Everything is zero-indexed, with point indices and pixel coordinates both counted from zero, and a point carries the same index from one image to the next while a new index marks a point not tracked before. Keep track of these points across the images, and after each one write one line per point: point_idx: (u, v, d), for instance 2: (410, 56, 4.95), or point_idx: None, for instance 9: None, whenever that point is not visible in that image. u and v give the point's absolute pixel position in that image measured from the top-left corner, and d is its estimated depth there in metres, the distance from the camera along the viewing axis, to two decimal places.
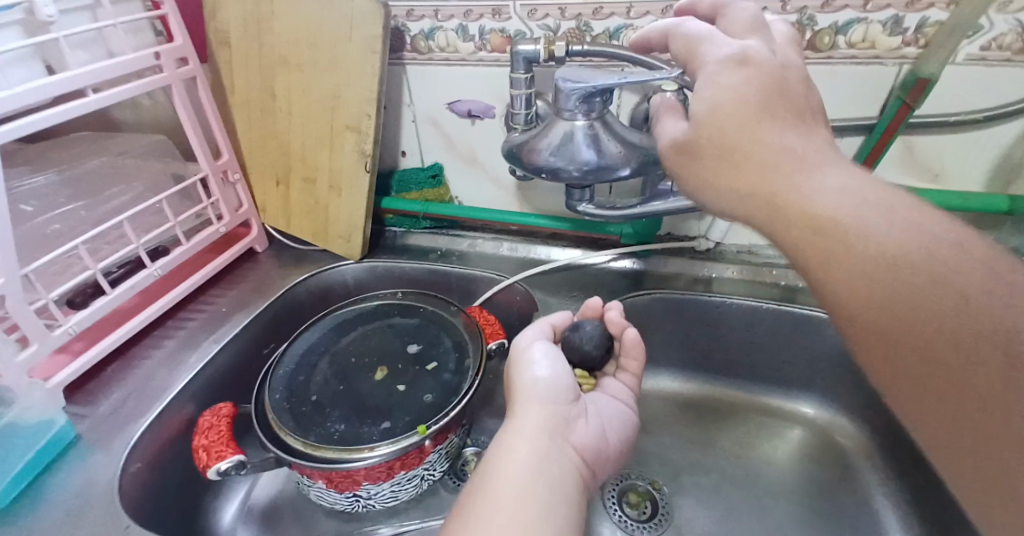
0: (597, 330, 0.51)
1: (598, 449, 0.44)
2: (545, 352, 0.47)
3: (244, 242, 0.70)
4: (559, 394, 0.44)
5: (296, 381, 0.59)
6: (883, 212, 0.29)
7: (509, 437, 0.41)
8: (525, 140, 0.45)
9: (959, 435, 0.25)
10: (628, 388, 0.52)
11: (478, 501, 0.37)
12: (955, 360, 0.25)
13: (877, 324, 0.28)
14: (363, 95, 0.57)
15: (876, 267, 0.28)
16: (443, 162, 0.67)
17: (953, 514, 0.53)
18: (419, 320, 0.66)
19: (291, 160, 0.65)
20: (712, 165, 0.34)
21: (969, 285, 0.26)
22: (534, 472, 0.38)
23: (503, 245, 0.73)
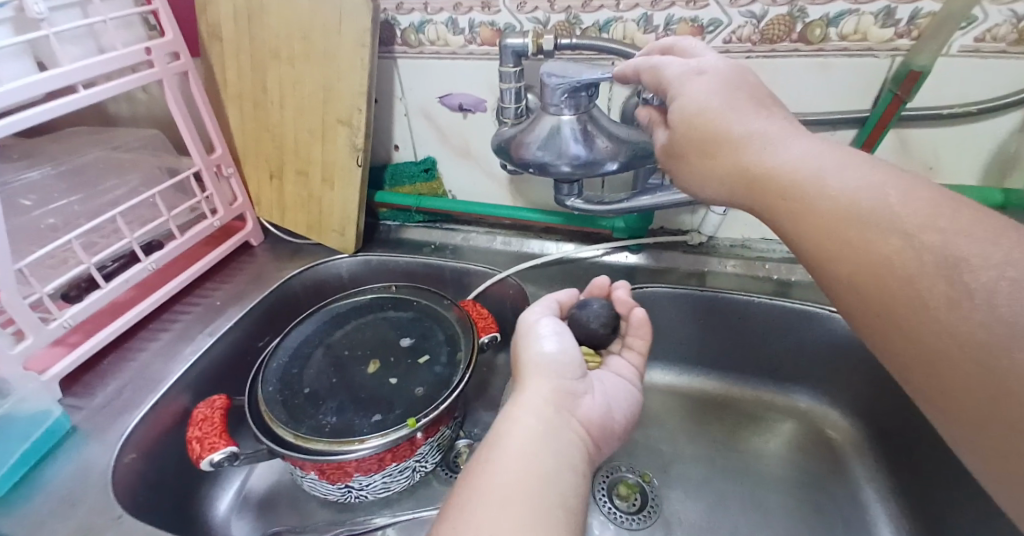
0: (603, 309, 0.50)
1: (605, 425, 0.42)
2: (552, 328, 0.46)
3: (239, 235, 0.71)
4: (565, 369, 0.42)
5: (290, 373, 0.59)
6: (850, 199, 0.31)
7: (513, 409, 0.39)
8: (514, 134, 0.45)
9: (959, 398, 0.26)
10: (634, 367, 0.50)
11: (480, 470, 0.35)
12: (938, 322, 0.26)
13: (870, 301, 0.30)
14: (354, 88, 0.57)
15: (852, 252, 0.30)
16: (435, 156, 0.68)
17: (940, 508, 0.53)
18: (412, 314, 0.66)
19: (284, 154, 0.65)
20: (692, 156, 0.38)
21: (931, 254, 0.27)
22: (539, 443, 0.36)
23: (496, 239, 0.74)
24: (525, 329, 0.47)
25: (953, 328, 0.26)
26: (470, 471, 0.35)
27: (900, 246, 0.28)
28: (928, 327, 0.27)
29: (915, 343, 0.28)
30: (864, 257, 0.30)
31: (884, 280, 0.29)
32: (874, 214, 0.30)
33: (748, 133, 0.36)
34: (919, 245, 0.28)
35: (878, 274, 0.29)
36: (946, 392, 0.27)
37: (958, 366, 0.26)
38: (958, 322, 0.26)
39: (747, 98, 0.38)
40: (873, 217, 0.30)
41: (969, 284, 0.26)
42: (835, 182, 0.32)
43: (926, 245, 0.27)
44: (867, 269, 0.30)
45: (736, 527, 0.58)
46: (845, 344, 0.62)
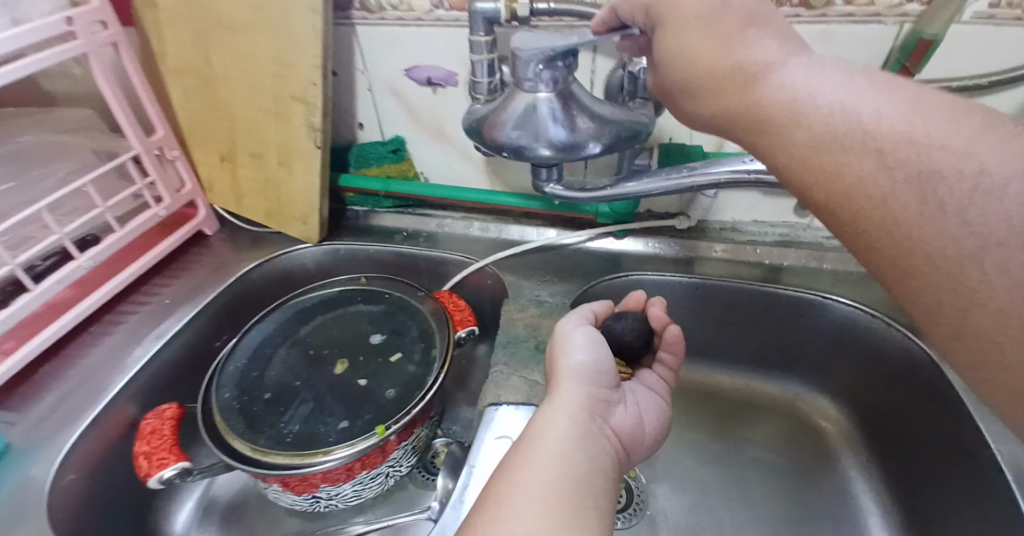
0: (638, 323, 0.48)
1: (635, 436, 0.43)
2: (587, 335, 0.44)
3: (190, 225, 0.65)
4: (600, 377, 0.42)
5: (249, 377, 0.54)
6: (844, 136, 0.27)
7: (549, 410, 0.39)
8: (486, 113, 0.41)
9: (935, 313, 0.25)
10: (664, 382, 0.49)
11: (519, 465, 0.36)
12: (916, 239, 0.25)
13: (845, 221, 0.28)
14: (307, 61, 0.52)
15: (830, 180, 0.27)
16: (405, 136, 0.62)
17: (925, 502, 0.51)
18: (384, 307, 0.61)
19: (236, 135, 0.60)
20: (701, 97, 0.34)
21: (907, 173, 0.25)
22: (576, 445, 0.37)
23: (473, 225, 0.69)
24: (560, 333, 0.46)
25: (930, 245, 0.24)
26: (507, 467, 0.36)
27: (872, 166, 0.26)
28: (903, 247, 0.25)
29: (890, 261, 0.26)
30: (836, 179, 0.27)
31: (855, 199, 0.27)
32: (853, 136, 0.27)
33: (755, 83, 0.31)
34: (890, 161, 0.26)
35: (851, 196, 0.27)
36: (922, 305, 0.26)
37: (937, 283, 0.24)
38: (936, 238, 0.24)
39: (758, 36, 0.32)
40: (847, 138, 0.27)
41: (942, 197, 0.24)
42: (850, 136, 0.27)
43: (898, 161, 0.25)
44: (841, 189, 0.27)
45: (722, 523, 0.56)
46: (839, 332, 0.59)
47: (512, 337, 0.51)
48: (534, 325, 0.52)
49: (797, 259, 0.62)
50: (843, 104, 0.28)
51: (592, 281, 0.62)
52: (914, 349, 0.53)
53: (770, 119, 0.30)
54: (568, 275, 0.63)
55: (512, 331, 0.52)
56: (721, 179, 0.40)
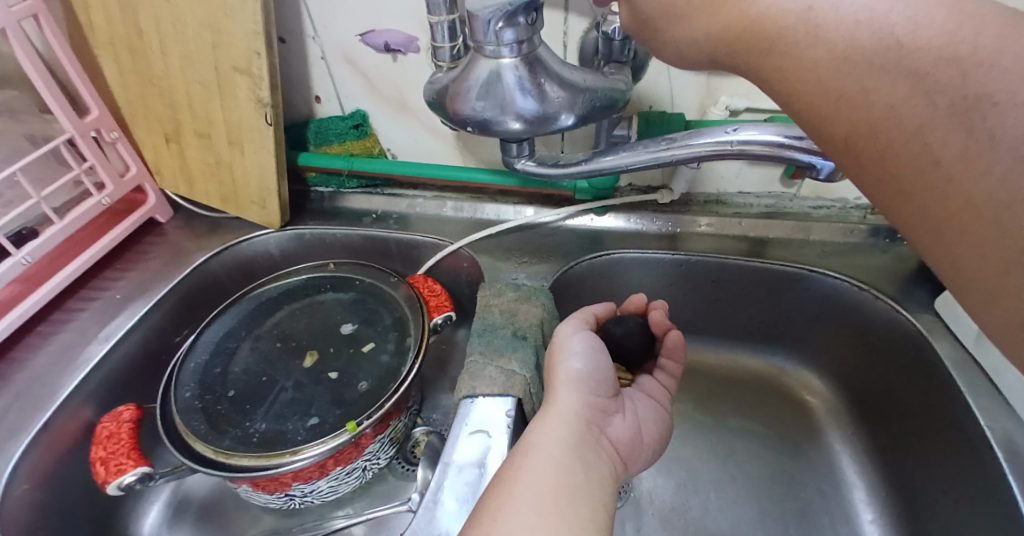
0: (638, 327, 0.49)
1: (633, 447, 0.41)
2: (583, 343, 0.43)
3: (140, 213, 0.60)
4: (598, 385, 0.41)
5: (212, 373, 0.50)
6: (858, 74, 0.23)
7: (545, 417, 0.38)
8: (447, 83, 0.37)
9: (969, 263, 0.22)
10: (665, 389, 0.48)
11: (513, 474, 0.34)
12: (956, 182, 0.21)
13: (873, 164, 0.24)
14: (248, 27, 0.47)
15: (843, 123, 0.24)
16: (366, 108, 0.58)
17: (911, 475, 0.50)
18: (355, 295, 0.58)
19: (178, 112, 0.55)
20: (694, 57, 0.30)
21: (945, 101, 0.21)
22: (573, 454, 0.35)
23: (446, 204, 0.65)
24: (557, 339, 0.44)
25: (974, 188, 0.21)
26: (498, 480, 0.34)
27: (909, 91, 0.22)
28: (941, 188, 0.22)
29: (919, 206, 0.23)
30: (864, 111, 0.23)
31: (884, 134, 0.23)
32: (885, 57, 0.22)
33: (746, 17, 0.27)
34: (929, 87, 0.21)
35: (865, 134, 0.23)
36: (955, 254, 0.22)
37: (978, 231, 0.21)
38: (981, 178, 0.21)
39: None
40: (876, 62, 0.22)
41: (990, 126, 0.20)
42: (878, 59, 0.22)
43: (939, 86, 0.21)
44: (869, 126, 0.23)
45: (707, 503, 0.55)
46: (828, 304, 0.57)
47: (488, 324, 0.48)
48: (511, 312, 0.49)
49: (784, 232, 0.59)
50: (870, 15, 0.23)
51: (572, 260, 0.59)
52: (902, 321, 0.51)
53: (768, 70, 0.26)
54: (546, 255, 0.60)
55: (488, 319, 0.49)
56: (703, 151, 0.36)
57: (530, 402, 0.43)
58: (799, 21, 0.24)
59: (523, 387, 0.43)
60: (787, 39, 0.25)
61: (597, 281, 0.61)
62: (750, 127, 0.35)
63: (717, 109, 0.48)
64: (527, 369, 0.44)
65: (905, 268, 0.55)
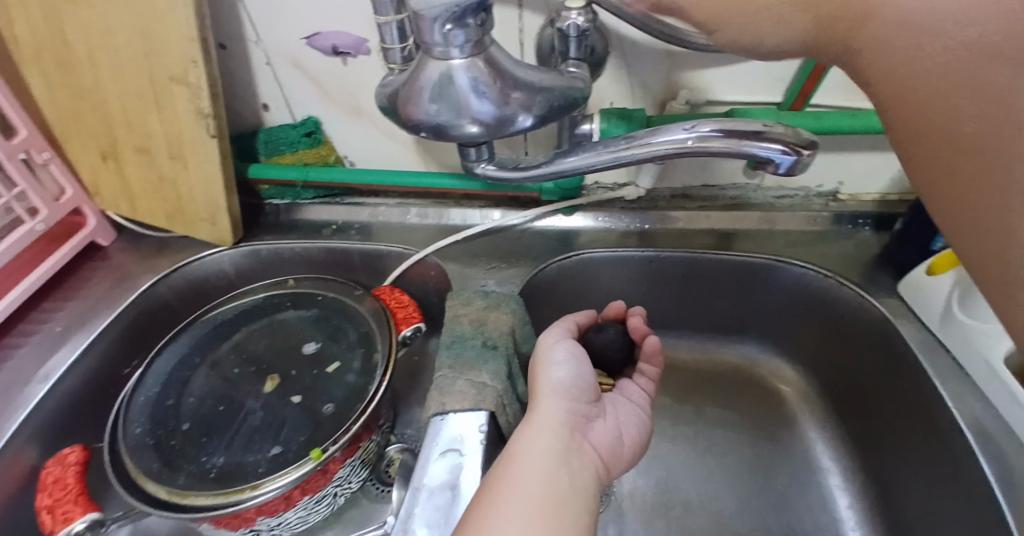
0: (620, 334, 0.47)
1: (616, 453, 0.40)
2: (566, 351, 0.43)
3: (80, 237, 0.57)
4: (581, 392, 0.40)
5: (164, 406, 0.47)
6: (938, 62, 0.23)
7: (528, 427, 0.37)
8: (399, 87, 0.35)
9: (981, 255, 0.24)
10: (645, 393, 0.47)
11: (497, 482, 0.33)
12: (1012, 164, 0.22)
13: (939, 153, 0.24)
14: (182, 35, 0.45)
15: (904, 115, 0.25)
16: (318, 115, 0.55)
17: (885, 461, 0.50)
18: (317, 312, 0.55)
19: (115, 128, 0.51)
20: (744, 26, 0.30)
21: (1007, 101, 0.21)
22: (557, 461, 0.35)
23: (410, 211, 0.63)
24: (539, 350, 0.44)
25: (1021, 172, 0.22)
26: (483, 493, 0.33)
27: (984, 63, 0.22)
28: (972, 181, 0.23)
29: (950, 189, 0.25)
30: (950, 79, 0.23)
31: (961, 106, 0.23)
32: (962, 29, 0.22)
33: None
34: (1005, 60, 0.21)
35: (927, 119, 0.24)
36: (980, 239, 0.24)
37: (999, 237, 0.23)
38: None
39: None
40: (963, 55, 0.22)
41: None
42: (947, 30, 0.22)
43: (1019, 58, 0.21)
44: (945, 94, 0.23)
45: (688, 501, 0.54)
46: (796, 293, 0.57)
47: (457, 336, 0.46)
48: (480, 320, 0.48)
49: (750, 224, 0.59)
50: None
51: (542, 263, 0.58)
52: (867, 307, 0.52)
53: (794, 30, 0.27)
54: (515, 259, 0.58)
55: (456, 330, 0.47)
56: (664, 150, 0.35)
57: (503, 414, 0.42)
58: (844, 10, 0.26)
59: (494, 399, 0.42)
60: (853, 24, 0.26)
61: (568, 283, 0.60)
62: (707, 123, 0.34)
63: (677, 103, 0.47)
64: (498, 381, 0.43)
65: (867, 254, 0.56)
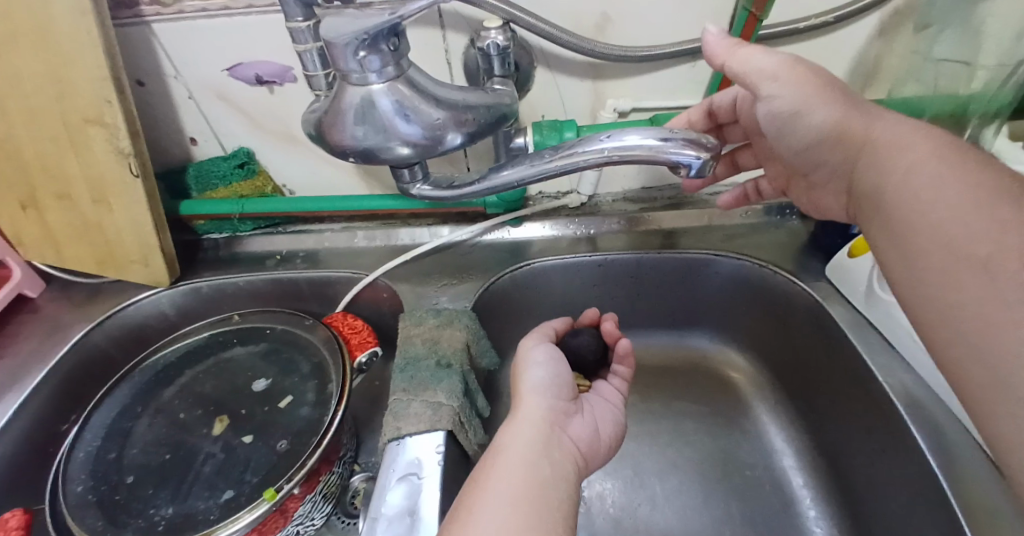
0: (595, 338, 0.49)
1: (595, 446, 0.40)
2: (546, 353, 0.44)
3: (4, 291, 0.53)
4: (560, 390, 0.41)
5: (105, 461, 0.45)
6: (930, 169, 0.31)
7: (510, 425, 0.38)
8: (322, 114, 0.34)
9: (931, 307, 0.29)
10: (620, 392, 0.47)
11: (482, 480, 0.33)
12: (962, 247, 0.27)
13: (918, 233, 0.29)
14: (92, 74, 0.43)
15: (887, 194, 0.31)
16: (250, 146, 0.54)
17: (834, 437, 0.52)
18: (266, 346, 0.54)
19: (30, 175, 0.49)
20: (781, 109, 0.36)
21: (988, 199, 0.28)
22: (539, 455, 0.35)
23: (356, 235, 0.63)
24: (521, 353, 0.45)
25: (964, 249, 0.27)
26: (466, 493, 0.33)
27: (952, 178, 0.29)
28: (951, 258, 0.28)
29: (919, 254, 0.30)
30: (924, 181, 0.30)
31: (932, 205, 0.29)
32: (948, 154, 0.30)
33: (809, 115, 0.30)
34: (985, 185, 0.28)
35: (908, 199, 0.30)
36: (936, 299, 0.29)
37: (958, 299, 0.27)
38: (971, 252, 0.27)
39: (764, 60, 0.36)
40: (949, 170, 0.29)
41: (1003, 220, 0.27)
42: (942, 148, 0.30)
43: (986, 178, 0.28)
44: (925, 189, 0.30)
45: (655, 497, 0.55)
46: (737, 283, 0.59)
47: (411, 357, 0.46)
48: (433, 339, 0.48)
49: (690, 221, 0.61)
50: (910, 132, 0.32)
51: (493, 275, 0.58)
52: (801, 292, 0.54)
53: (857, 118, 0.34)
54: (466, 274, 0.59)
55: (409, 351, 0.47)
56: (592, 158, 0.36)
57: (461, 431, 0.42)
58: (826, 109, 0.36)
59: (452, 418, 0.41)
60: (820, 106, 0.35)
61: (520, 293, 0.60)
62: (629, 131, 0.36)
63: (606, 112, 0.49)
64: (454, 399, 0.43)
65: (799, 241, 0.59)
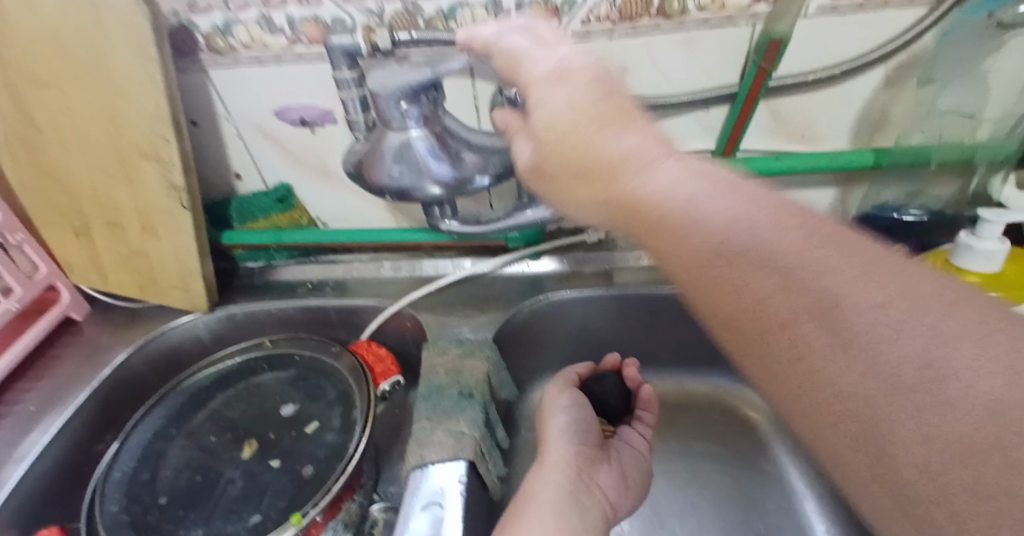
0: (618, 384, 0.49)
1: (620, 492, 0.43)
2: (570, 398, 0.45)
3: (54, 313, 0.57)
4: (585, 436, 0.43)
5: (139, 481, 0.47)
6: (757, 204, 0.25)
7: (537, 471, 0.40)
8: (362, 155, 0.37)
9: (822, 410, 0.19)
10: (645, 438, 0.49)
11: (514, 523, 0.36)
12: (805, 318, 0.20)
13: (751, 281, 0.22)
14: (152, 115, 0.47)
15: (707, 231, 0.24)
16: (290, 181, 0.58)
17: None
18: (294, 373, 0.55)
19: (86, 206, 0.53)
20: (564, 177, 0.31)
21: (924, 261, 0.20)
22: (566, 503, 0.38)
23: (383, 265, 0.65)
24: (545, 398, 0.46)
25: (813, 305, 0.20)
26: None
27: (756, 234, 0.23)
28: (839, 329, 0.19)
29: (808, 332, 0.20)
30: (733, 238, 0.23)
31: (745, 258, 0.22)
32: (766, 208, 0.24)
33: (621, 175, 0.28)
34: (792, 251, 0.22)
35: (753, 245, 0.22)
36: None
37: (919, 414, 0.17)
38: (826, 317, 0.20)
39: (616, 125, 0.29)
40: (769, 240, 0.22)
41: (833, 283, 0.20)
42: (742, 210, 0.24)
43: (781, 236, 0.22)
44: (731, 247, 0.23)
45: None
46: None
47: (434, 386, 0.47)
48: (457, 369, 0.49)
49: None
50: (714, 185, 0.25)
51: (513, 307, 0.60)
52: None
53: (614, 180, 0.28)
54: (487, 305, 0.60)
55: (433, 380, 0.48)
56: None
57: (482, 463, 0.43)
58: (565, 136, 0.30)
59: (474, 448, 0.43)
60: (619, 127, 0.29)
61: (541, 325, 0.62)
62: None
63: None
64: (475, 429, 0.44)
65: None
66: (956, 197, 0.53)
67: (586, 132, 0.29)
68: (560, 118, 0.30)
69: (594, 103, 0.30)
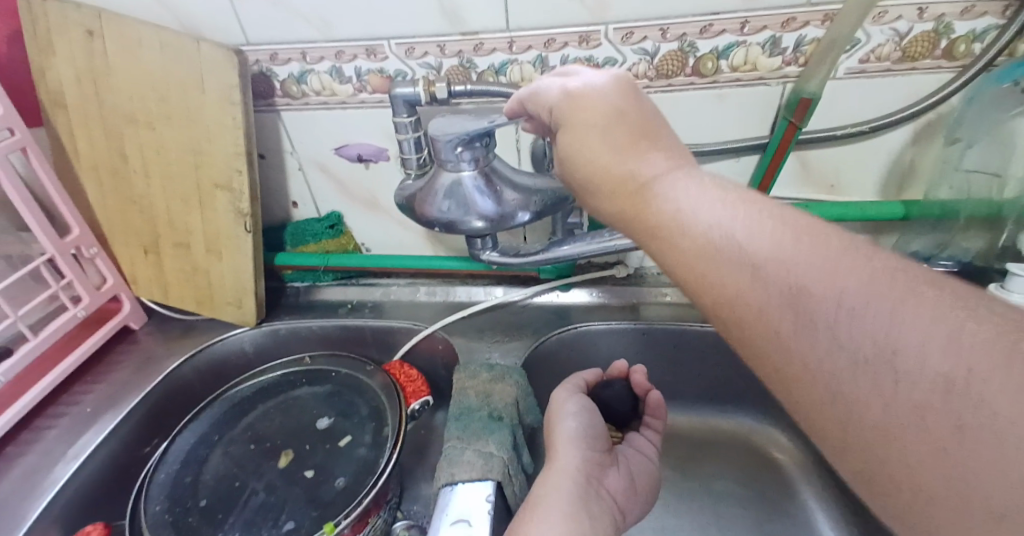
0: (626, 390, 0.50)
1: (629, 497, 0.44)
2: (579, 404, 0.47)
3: (115, 322, 0.61)
4: (594, 442, 0.44)
5: (182, 484, 0.50)
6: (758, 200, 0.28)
7: (547, 474, 0.41)
8: (415, 191, 0.41)
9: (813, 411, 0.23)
10: (653, 445, 0.50)
11: (526, 522, 0.37)
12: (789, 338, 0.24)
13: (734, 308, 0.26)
14: (229, 149, 0.52)
15: (694, 236, 0.27)
16: (341, 210, 0.62)
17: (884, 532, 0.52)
18: (330, 388, 0.58)
19: (157, 225, 0.58)
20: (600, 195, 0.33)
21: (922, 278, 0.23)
22: (577, 505, 0.38)
23: (419, 290, 0.68)
24: (554, 404, 0.48)
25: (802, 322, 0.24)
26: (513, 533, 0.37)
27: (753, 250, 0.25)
28: (813, 342, 0.23)
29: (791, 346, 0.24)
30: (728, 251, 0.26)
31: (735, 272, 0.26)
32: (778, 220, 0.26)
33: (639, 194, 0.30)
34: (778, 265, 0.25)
35: (763, 264, 0.25)
36: None
37: (876, 402, 0.21)
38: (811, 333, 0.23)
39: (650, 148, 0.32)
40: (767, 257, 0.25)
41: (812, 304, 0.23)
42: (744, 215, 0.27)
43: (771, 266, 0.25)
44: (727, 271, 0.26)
45: None
46: None
47: (465, 408, 0.50)
48: (486, 392, 0.52)
49: None
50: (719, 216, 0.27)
51: (541, 336, 0.62)
52: None
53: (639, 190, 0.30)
54: (517, 333, 0.63)
55: (464, 402, 0.51)
56: None
57: (510, 485, 0.45)
58: (597, 169, 0.32)
59: (502, 469, 0.45)
60: (635, 152, 0.31)
61: (568, 355, 0.64)
62: None
63: None
64: (504, 451, 0.46)
65: None
66: (985, 250, 0.53)
67: (609, 160, 0.32)
68: (585, 152, 0.33)
69: (615, 125, 0.32)
